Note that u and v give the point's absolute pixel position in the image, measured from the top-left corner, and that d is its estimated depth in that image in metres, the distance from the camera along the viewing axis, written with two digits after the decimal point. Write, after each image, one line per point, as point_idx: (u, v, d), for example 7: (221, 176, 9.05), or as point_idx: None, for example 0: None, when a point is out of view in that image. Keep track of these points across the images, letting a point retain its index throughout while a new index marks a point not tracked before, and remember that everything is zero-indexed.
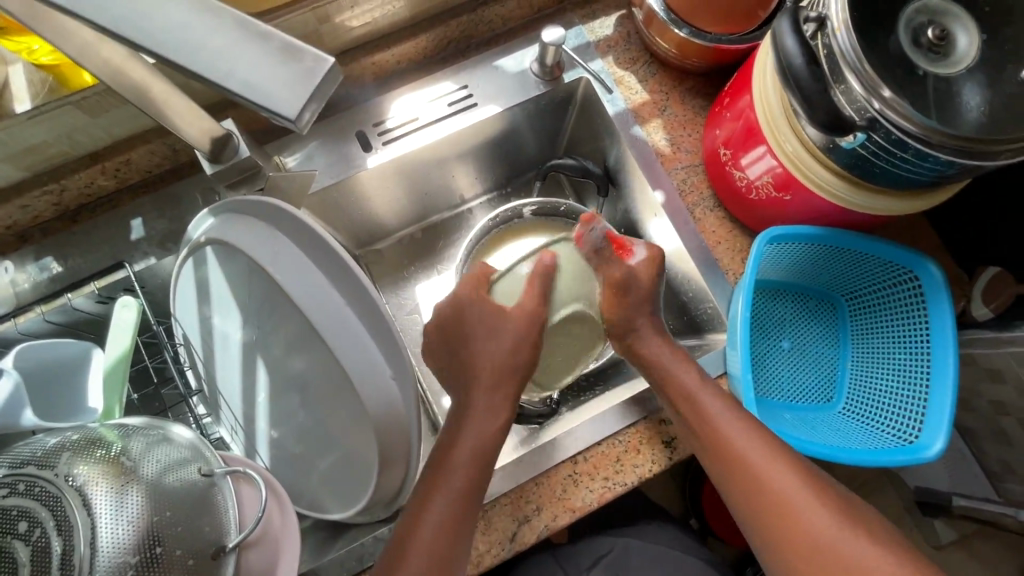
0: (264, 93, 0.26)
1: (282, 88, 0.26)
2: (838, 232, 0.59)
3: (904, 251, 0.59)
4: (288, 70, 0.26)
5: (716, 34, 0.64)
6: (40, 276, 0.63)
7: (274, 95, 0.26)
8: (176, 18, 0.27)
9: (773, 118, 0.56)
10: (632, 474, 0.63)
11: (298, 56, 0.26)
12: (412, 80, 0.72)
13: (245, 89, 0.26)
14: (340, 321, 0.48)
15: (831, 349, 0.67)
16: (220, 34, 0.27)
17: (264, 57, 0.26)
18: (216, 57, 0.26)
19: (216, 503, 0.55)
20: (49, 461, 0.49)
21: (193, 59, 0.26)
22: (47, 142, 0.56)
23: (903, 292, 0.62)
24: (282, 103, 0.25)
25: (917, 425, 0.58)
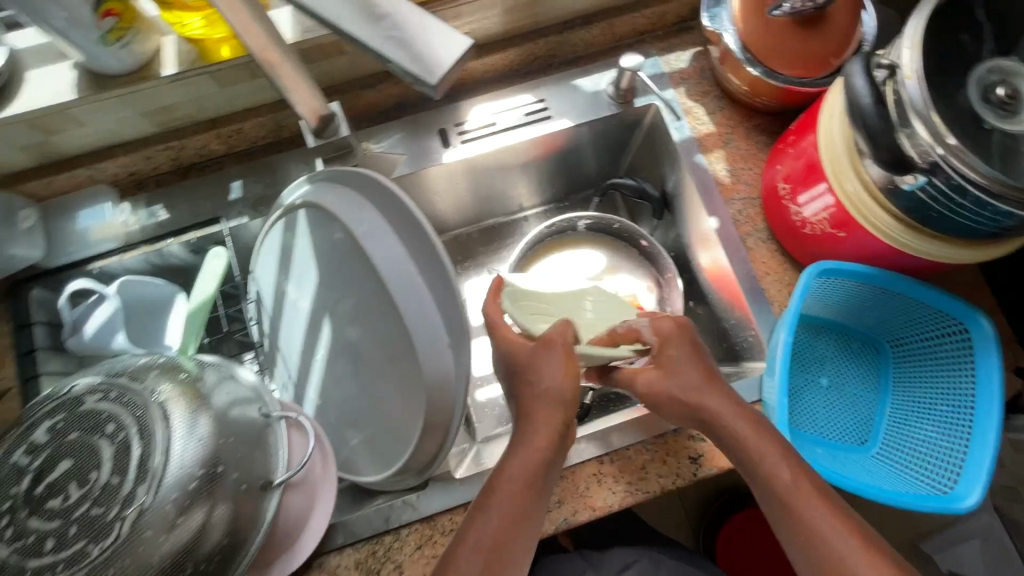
0: (413, 62, 0.32)
1: (426, 60, 0.32)
2: (891, 275, 0.60)
3: (956, 302, 0.59)
4: (432, 47, 0.32)
5: (788, 75, 0.68)
6: (147, 222, 0.71)
7: (421, 63, 0.32)
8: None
9: (836, 158, 0.58)
10: (655, 484, 0.64)
11: (441, 38, 0.32)
12: (494, 89, 0.77)
13: (396, 58, 0.32)
14: (410, 287, 0.52)
15: (871, 394, 0.68)
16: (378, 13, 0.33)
17: (413, 34, 0.32)
18: (376, 32, 0.33)
19: (269, 442, 0.60)
20: (138, 377, 0.55)
21: (359, 31, 0.33)
22: (179, 104, 0.64)
23: (952, 344, 0.62)
24: (425, 71, 0.31)
25: (954, 476, 0.57)
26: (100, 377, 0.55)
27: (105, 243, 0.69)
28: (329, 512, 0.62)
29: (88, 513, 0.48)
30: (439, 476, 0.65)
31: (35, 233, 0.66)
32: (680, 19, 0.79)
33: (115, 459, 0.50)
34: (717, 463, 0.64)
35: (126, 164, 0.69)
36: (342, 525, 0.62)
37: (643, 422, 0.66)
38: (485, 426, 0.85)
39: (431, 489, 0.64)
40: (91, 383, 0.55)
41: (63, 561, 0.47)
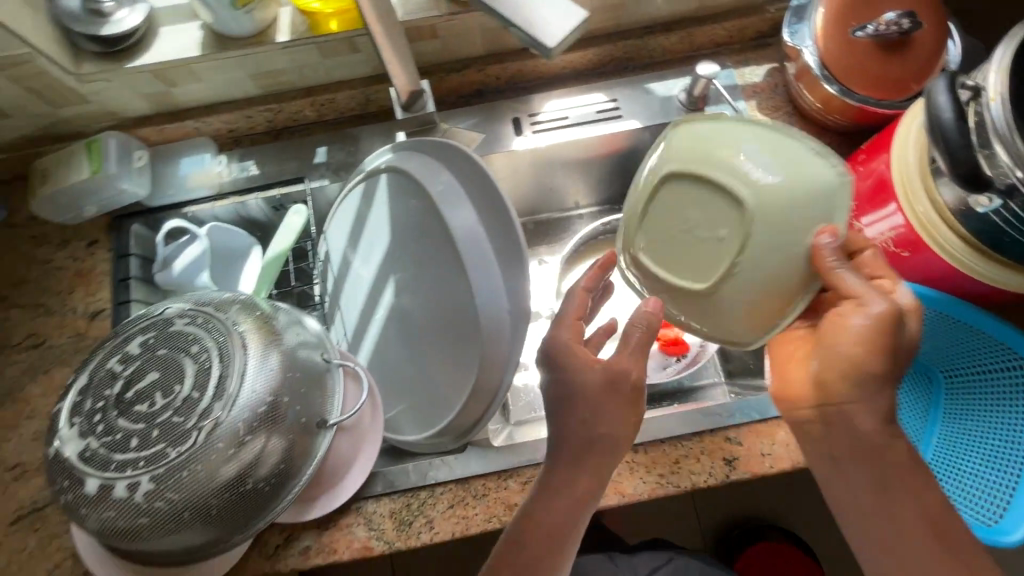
0: (536, 28, 0.42)
1: (549, 30, 0.42)
2: (951, 300, 0.60)
3: (1019, 335, 0.58)
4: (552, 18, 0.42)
5: (864, 95, 0.68)
6: (239, 175, 0.77)
7: (543, 31, 0.42)
8: None
9: (907, 177, 0.58)
10: (686, 479, 0.65)
11: (560, 12, 0.43)
12: (569, 86, 0.80)
13: (524, 24, 0.42)
14: (479, 253, 0.56)
15: (917, 421, 0.68)
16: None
17: (538, 7, 0.43)
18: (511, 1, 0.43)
19: (328, 386, 0.63)
20: (222, 309, 0.61)
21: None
22: (284, 69, 0.70)
23: (1008, 378, 0.61)
24: (544, 38, 0.42)
25: (1001, 510, 0.58)
26: (189, 304, 0.61)
27: (201, 190, 0.76)
28: (371, 461, 0.66)
29: (169, 419, 0.53)
30: (476, 443, 0.68)
31: (144, 174, 0.73)
32: (759, 35, 0.80)
33: (197, 376, 0.55)
34: (751, 467, 0.65)
35: (229, 121, 0.75)
36: (382, 475, 0.66)
37: (681, 419, 0.67)
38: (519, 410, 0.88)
39: (469, 453, 0.67)
40: (181, 308, 0.60)
41: (143, 459, 0.52)
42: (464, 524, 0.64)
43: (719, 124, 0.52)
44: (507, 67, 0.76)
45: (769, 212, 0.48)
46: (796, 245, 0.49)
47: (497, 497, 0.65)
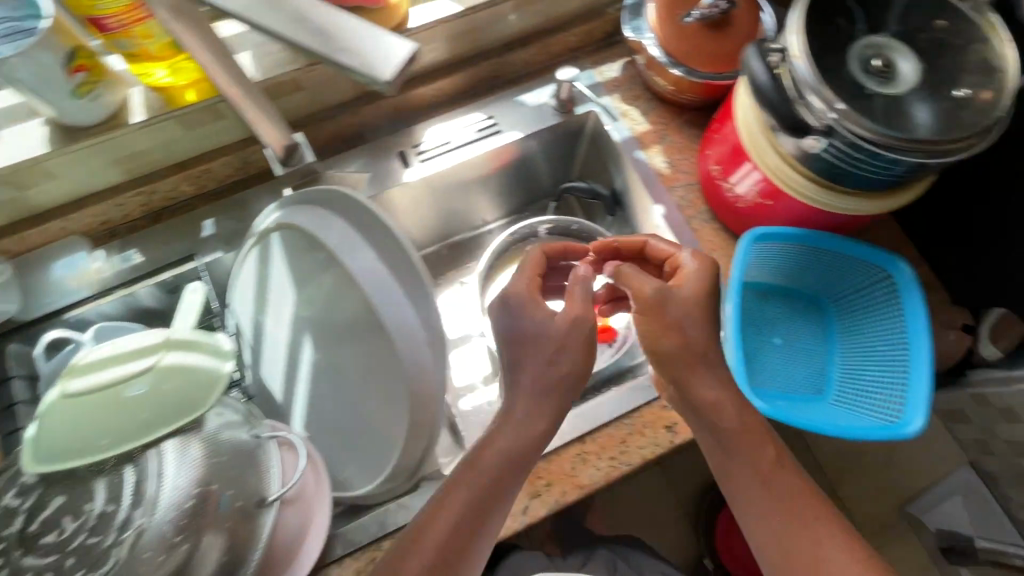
0: (368, 66, 0.37)
1: (380, 64, 0.37)
2: (817, 233, 0.67)
3: (876, 251, 0.66)
4: (385, 51, 0.37)
5: (708, 72, 0.76)
6: (122, 266, 0.73)
7: (374, 67, 0.37)
8: (313, 22, 0.39)
9: (751, 133, 0.66)
10: (636, 456, 0.67)
11: (391, 48, 0.37)
12: (445, 111, 0.83)
13: (356, 64, 0.37)
14: (382, 287, 0.54)
15: (820, 346, 0.74)
16: (341, 29, 0.38)
17: (366, 45, 0.38)
18: (338, 46, 0.38)
19: (262, 461, 0.61)
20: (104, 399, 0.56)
21: (321, 44, 0.38)
22: (147, 149, 0.68)
23: (881, 289, 0.69)
24: (379, 72, 0.37)
25: (899, 405, 0.63)
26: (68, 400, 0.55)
27: (82, 291, 0.71)
28: (325, 528, 0.63)
29: (86, 541, 0.50)
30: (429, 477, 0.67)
31: (15, 289, 0.69)
32: (606, 34, 0.86)
33: (109, 487, 0.52)
34: (691, 428, 0.69)
35: (99, 213, 0.71)
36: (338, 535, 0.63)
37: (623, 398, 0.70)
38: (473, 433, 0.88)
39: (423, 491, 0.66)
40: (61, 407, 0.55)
41: None
42: None
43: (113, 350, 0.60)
44: (380, 105, 0.78)
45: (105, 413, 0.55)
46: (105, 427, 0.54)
47: None
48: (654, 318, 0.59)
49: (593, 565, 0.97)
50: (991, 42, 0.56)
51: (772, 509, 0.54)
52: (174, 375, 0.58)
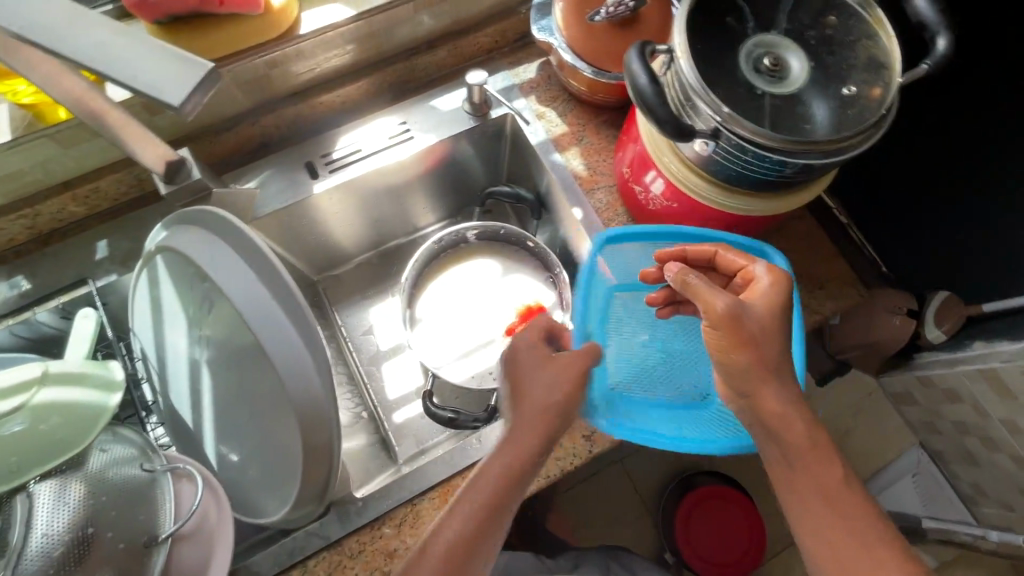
0: (159, 88, 0.31)
1: (172, 86, 0.31)
2: (663, 227, 0.68)
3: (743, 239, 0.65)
4: (181, 70, 0.31)
5: (619, 73, 0.75)
6: (9, 294, 0.69)
7: (167, 89, 0.31)
8: (102, 40, 0.33)
9: (653, 138, 0.65)
10: (554, 467, 0.66)
11: (187, 63, 0.31)
12: (358, 118, 0.80)
13: (146, 85, 0.31)
14: (265, 312, 0.53)
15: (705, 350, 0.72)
16: (130, 45, 0.32)
17: (160, 62, 0.32)
18: (126, 66, 0.32)
19: (156, 497, 0.58)
20: None
21: (107, 65, 0.32)
22: (23, 171, 0.64)
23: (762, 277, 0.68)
24: (171, 94, 0.31)
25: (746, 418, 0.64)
26: None
27: None
28: (230, 558, 0.59)
29: None
30: (340, 502, 0.64)
31: None
32: (521, 35, 0.85)
33: None
34: (609, 435, 0.68)
35: None
36: (244, 567, 0.61)
37: None
38: (405, 448, 0.86)
39: (333, 516, 0.63)
40: None
41: None
42: None
43: None
44: (283, 114, 0.75)
45: None
46: None
47: (375, 548, 0.63)
48: (728, 335, 0.52)
49: (585, 567, 0.95)
50: (878, 38, 0.56)
51: (828, 513, 0.52)
52: (54, 413, 0.54)
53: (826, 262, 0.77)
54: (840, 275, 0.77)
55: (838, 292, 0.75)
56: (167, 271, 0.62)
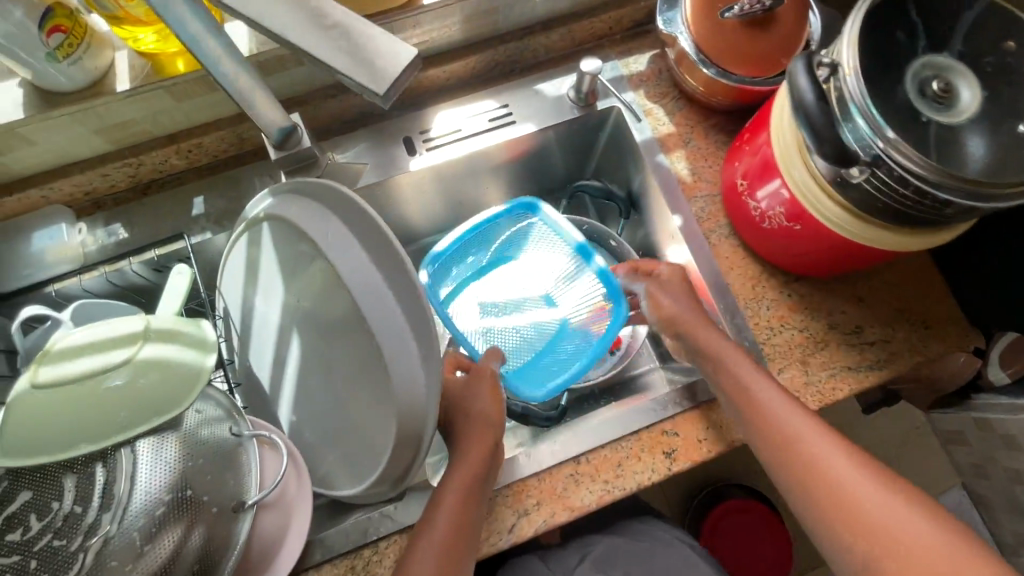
0: (360, 78, 0.33)
1: (374, 77, 0.32)
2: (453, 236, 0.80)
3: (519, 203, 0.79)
4: (380, 61, 0.33)
5: (742, 75, 0.70)
6: (107, 240, 0.70)
7: (367, 80, 0.33)
8: (296, 18, 0.34)
9: (786, 151, 0.61)
10: (630, 480, 0.65)
11: (387, 50, 0.33)
12: (459, 96, 0.78)
13: (347, 73, 0.33)
14: (374, 297, 0.52)
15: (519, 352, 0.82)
16: (330, 31, 0.34)
17: (360, 48, 0.33)
18: (324, 50, 0.33)
19: (242, 462, 0.59)
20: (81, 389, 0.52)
21: (306, 47, 0.33)
22: (135, 120, 0.63)
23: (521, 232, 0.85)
24: (372, 84, 0.32)
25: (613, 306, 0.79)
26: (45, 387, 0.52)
27: (62, 265, 0.67)
28: (305, 529, 0.62)
29: (48, 544, 0.47)
30: (415, 488, 0.65)
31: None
32: (635, 23, 0.80)
33: (78, 487, 0.49)
34: (690, 456, 0.66)
35: (82, 183, 0.67)
36: (319, 541, 0.62)
37: (625, 419, 0.67)
38: None
39: (408, 501, 0.64)
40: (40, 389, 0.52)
41: None
42: None
43: (93, 335, 0.57)
44: None
45: (81, 407, 0.51)
46: (83, 425, 0.50)
47: None
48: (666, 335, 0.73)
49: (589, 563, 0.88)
50: None
51: None
52: (156, 368, 0.55)
53: (935, 301, 0.72)
54: (950, 317, 0.72)
55: (944, 334, 0.71)
56: (261, 241, 0.64)
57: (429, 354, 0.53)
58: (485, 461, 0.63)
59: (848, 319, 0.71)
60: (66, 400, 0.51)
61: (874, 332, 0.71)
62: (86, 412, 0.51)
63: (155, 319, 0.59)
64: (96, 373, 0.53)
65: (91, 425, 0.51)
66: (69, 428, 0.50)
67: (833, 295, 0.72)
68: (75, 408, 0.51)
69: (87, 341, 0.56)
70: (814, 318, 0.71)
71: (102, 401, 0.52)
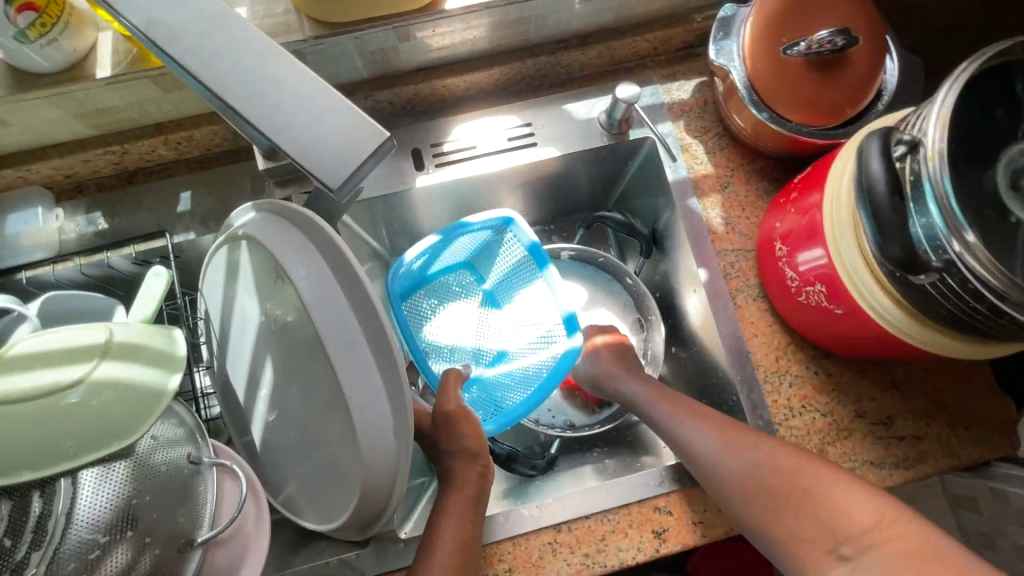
0: (317, 163, 0.31)
1: (331, 166, 0.31)
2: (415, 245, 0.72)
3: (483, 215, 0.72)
4: (345, 148, 0.31)
5: (796, 123, 0.62)
6: (86, 229, 0.66)
7: (324, 167, 0.31)
8: (275, 77, 0.32)
9: (836, 222, 0.52)
10: (612, 557, 0.60)
11: (352, 138, 0.31)
12: (479, 108, 0.71)
13: (302, 154, 0.31)
14: (349, 346, 0.47)
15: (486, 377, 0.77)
16: (301, 102, 0.32)
17: (325, 131, 0.32)
18: (291, 122, 0.32)
19: (197, 493, 0.55)
20: (27, 404, 0.47)
21: (273, 111, 0.32)
22: (119, 107, 0.58)
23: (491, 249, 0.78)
24: (327, 175, 0.31)
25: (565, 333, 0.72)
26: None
27: (34, 252, 0.63)
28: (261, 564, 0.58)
29: None
30: (381, 536, 0.61)
31: None
32: (685, 45, 0.72)
33: (11, 517, 0.45)
34: (681, 540, 0.60)
35: (63, 166, 0.63)
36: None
37: (614, 491, 0.62)
38: None
39: (371, 550, 0.60)
40: None
41: None
42: None
43: (51, 342, 0.52)
44: (401, 92, 0.66)
45: (22, 427, 0.46)
46: (20, 450, 0.46)
47: None
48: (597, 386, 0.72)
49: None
50: None
51: None
52: (109, 389, 0.50)
53: (981, 400, 0.64)
54: (996, 420, 0.64)
55: (985, 438, 0.63)
56: (245, 256, 0.59)
57: (404, 408, 0.49)
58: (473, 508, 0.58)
59: (878, 408, 0.64)
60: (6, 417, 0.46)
61: (905, 427, 0.63)
62: (26, 434, 0.46)
63: (118, 328, 0.53)
64: (44, 394, 0.48)
65: (28, 449, 0.46)
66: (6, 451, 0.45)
67: (865, 379, 0.65)
68: (15, 428, 0.46)
69: (39, 347, 0.51)
70: (840, 403, 0.64)
71: (44, 421, 0.47)
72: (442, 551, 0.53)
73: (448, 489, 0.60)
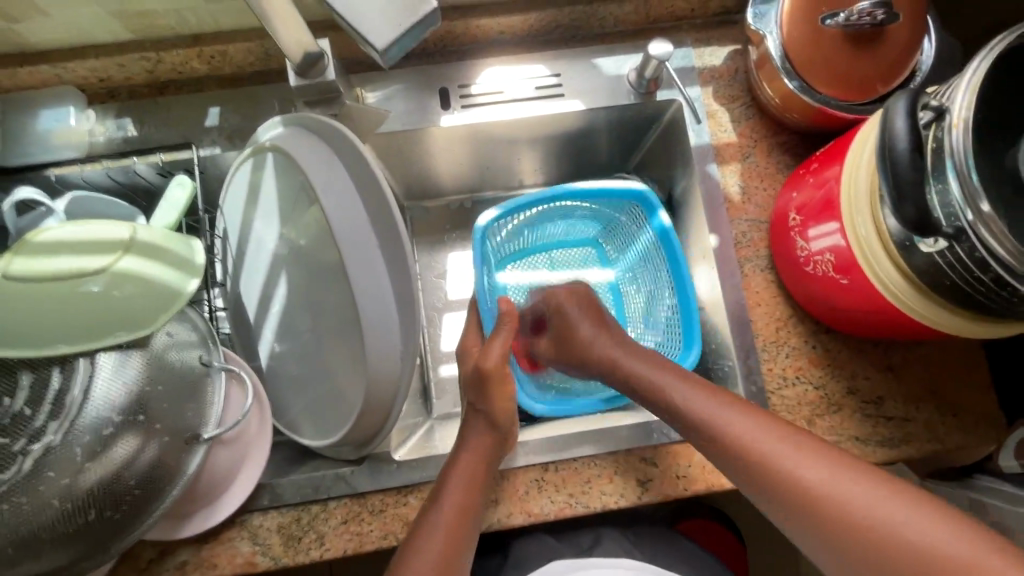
0: (367, 25, 0.35)
1: (380, 26, 0.35)
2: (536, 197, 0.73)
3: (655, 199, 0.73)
4: (396, 11, 0.35)
5: (826, 95, 0.61)
6: (115, 134, 0.67)
7: (373, 29, 0.35)
8: None
9: (853, 196, 0.53)
10: (595, 500, 0.62)
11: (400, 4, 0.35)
12: (510, 53, 0.71)
13: (354, 14, 0.35)
14: (362, 254, 0.49)
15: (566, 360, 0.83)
16: None
17: None
18: None
19: (205, 393, 0.57)
20: (57, 285, 0.49)
21: None
22: (157, 12, 0.59)
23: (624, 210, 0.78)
24: (375, 36, 0.35)
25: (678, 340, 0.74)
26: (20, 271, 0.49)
27: (65, 150, 0.64)
28: (259, 471, 0.62)
29: None
30: (377, 455, 0.64)
31: None
32: (722, 11, 0.72)
33: (31, 389, 0.47)
34: (664, 491, 0.62)
35: (97, 68, 0.64)
36: (270, 486, 0.62)
37: (603, 438, 0.64)
38: (443, 403, 0.80)
39: (366, 467, 0.63)
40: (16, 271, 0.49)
41: None
42: (358, 541, 0.61)
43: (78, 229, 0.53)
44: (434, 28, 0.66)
45: (51, 306, 0.49)
46: (48, 325, 0.48)
47: (395, 512, 0.62)
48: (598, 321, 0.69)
49: None
50: None
51: None
52: (132, 281, 0.52)
53: (973, 388, 0.65)
54: (985, 408, 0.65)
55: (971, 425, 0.64)
56: (271, 171, 0.60)
57: (413, 323, 0.50)
58: (484, 461, 0.58)
59: (871, 387, 0.65)
60: (38, 293, 0.49)
61: (894, 408, 0.65)
62: (55, 313, 0.49)
63: (143, 229, 0.54)
64: (71, 275, 0.50)
65: (57, 325, 0.48)
66: (36, 326, 0.48)
67: (862, 359, 0.66)
68: (46, 305, 0.49)
69: (65, 231, 0.52)
70: (834, 378, 0.65)
71: (72, 303, 0.49)
72: (448, 504, 0.55)
73: (459, 444, 0.60)
